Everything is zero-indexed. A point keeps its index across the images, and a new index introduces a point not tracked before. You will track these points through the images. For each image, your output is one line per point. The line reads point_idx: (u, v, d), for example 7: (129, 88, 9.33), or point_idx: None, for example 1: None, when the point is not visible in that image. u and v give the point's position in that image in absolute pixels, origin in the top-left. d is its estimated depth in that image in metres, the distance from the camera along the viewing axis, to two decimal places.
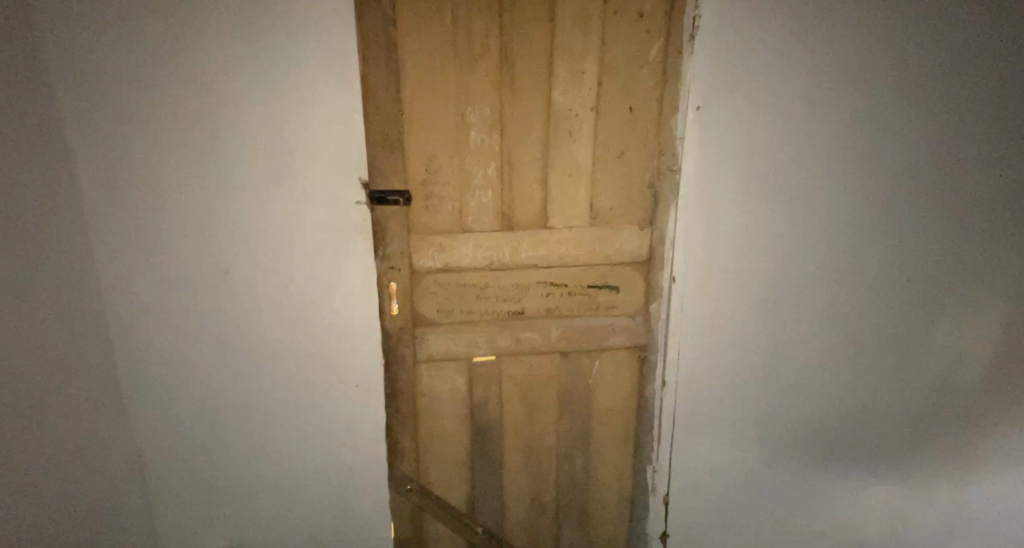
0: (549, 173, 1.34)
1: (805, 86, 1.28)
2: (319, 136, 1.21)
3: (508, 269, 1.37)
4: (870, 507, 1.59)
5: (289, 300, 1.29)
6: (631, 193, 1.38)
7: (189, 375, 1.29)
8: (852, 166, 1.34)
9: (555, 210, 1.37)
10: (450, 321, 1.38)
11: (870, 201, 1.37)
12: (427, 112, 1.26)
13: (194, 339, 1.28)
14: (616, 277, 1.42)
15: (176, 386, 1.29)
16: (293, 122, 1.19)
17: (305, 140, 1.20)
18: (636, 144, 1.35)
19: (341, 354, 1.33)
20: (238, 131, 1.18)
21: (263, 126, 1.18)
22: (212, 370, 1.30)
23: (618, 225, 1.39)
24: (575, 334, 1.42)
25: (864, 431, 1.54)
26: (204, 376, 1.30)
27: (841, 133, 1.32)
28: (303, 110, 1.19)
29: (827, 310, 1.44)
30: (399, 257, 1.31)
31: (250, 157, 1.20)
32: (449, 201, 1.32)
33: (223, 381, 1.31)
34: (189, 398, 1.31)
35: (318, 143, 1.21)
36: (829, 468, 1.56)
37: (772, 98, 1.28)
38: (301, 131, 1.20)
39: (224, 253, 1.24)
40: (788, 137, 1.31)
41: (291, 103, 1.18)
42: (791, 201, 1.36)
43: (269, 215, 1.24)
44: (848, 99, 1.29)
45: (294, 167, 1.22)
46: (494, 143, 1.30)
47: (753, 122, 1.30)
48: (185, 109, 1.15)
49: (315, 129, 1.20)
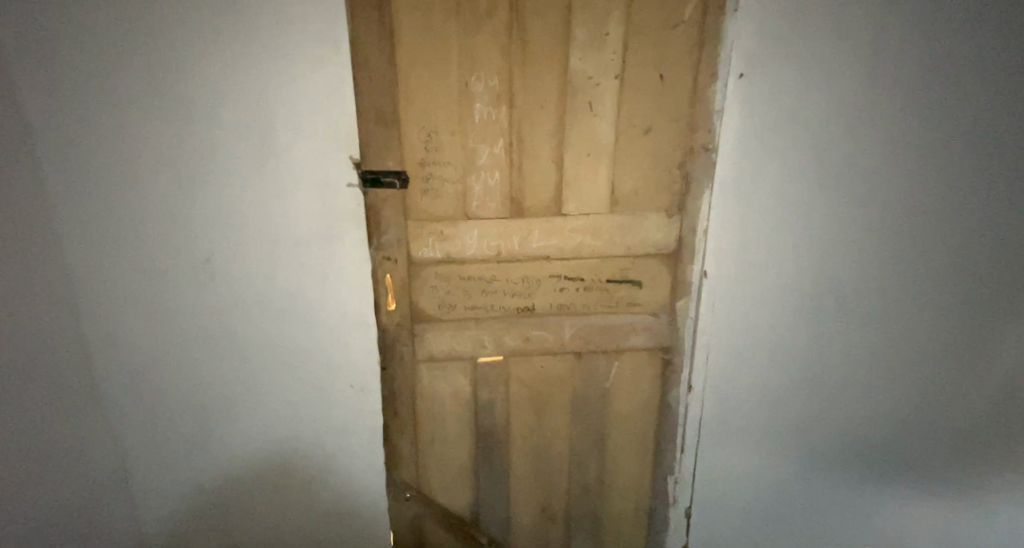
0: (564, 152, 1.18)
1: (865, 51, 1.09)
2: (306, 109, 1.07)
3: (518, 260, 1.23)
4: (920, 534, 1.40)
5: (277, 292, 1.18)
6: (657, 176, 1.22)
7: (171, 369, 1.20)
8: (916, 146, 1.16)
9: (571, 195, 1.21)
10: (452, 317, 1.24)
11: (937, 187, 1.18)
12: (426, 80, 1.09)
13: (175, 331, 1.18)
14: (637, 271, 1.27)
15: (156, 381, 1.20)
16: (275, 94, 1.05)
17: (290, 114, 1.07)
18: (663, 119, 1.18)
19: (334, 350, 1.22)
20: (214, 104, 1.05)
21: (241, 99, 1.05)
22: (195, 365, 1.20)
23: (643, 212, 1.23)
24: (590, 332, 1.28)
25: (916, 449, 1.35)
26: (187, 370, 1.20)
27: (905, 108, 1.13)
28: (286, 81, 1.05)
29: (879, 310, 1.27)
30: (396, 247, 1.18)
31: (230, 134, 1.07)
32: (451, 184, 1.17)
33: (207, 376, 1.21)
34: (172, 395, 1.21)
35: (304, 118, 1.07)
36: (874, 486, 1.38)
37: (826, 65, 1.10)
38: (284, 104, 1.06)
39: (204, 240, 1.13)
40: (842, 112, 1.13)
41: (272, 72, 1.04)
42: (844, 185, 1.18)
43: (253, 199, 1.11)
44: (916, 67, 1.10)
45: (278, 146, 1.08)
46: (503, 118, 1.14)
47: (802, 94, 1.12)
48: (156, 77, 1.02)
49: (299, 103, 1.06)
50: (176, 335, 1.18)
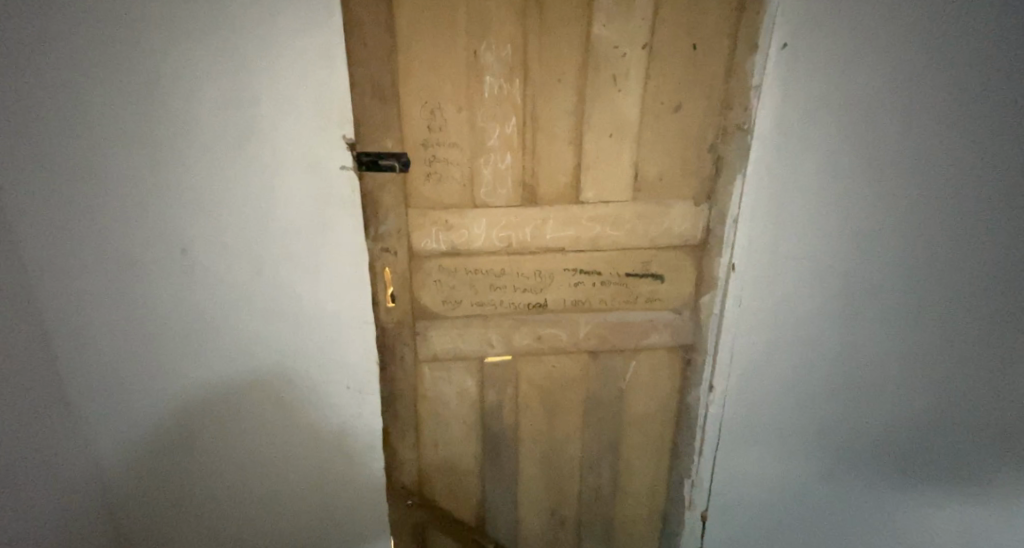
0: (584, 133, 1.06)
1: (918, 22, 0.99)
2: (293, 82, 0.94)
3: (529, 253, 1.11)
4: (946, 538, 1.33)
5: (263, 288, 1.06)
6: (684, 160, 1.10)
7: (146, 371, 1.09)
8: (966, 128, 1.06)
9: (590, 180, 1.09)
10: (457, 314, 1.13)
11: (987, 174, 1.08)
12: (430, 49, 0.97)
13: (150, 330, 1.06)
14: (659, 264, 1.16)
15: (130, 385, 1.09)
16: (257, 63, 0.92)
17: (275, 87, 0.93)
18: (694, 96, 1.06)
19: (328, 350, 1.12)
20: (187, 75, 0.91)
21: (217, 68, 0.92)
22: (174, 365, 1.09)
23: (668, 199, 1.12)
24: (607, 330, 1.17)
25: (949, 451, 1.27)
26: (165, 373, 1.09)
27: (957, 86, 1.03)
28: (268, 48, 0.91)
29: (918, 307, 1.18)
30: (396, 237, 1.06)
31: (206, 109, 0.94)
32: (457, 167, 1.05)
33: (188, 378, 1.10)
34: (149, 397, 1.10)
35: (292, 93, 0.94)
36: (902, 490, 1.30)
37: (874, 38, 1.00)
38: (268, 76, 0.93)
39: (179, 229, 1.00)
40: (889, 90, 1.03)
41: (251, 37, 0.90)
42: (885, 171, 1.09)
43: (234, 184, 0.99)
44: (971, 41, 1.00)
45: (262, 123, 0.95)
46: (516, 94, 1.01)
47: (847, 69, 1.02)
48: (117, 43, 0.88)
49: (282, 74, 0.93)
50: (151, 334, 1.06)
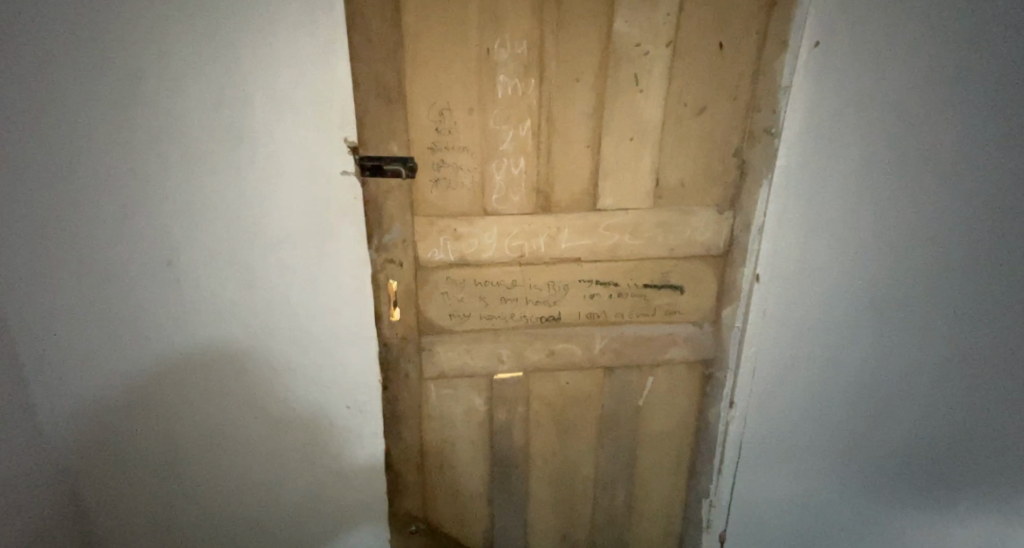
0: (602, 136, 0.99)
1: (959, 21, 0.93)
2: (291, 80, 0.88)
3: (543, 263, 1.05)
4: None
5: (257, 300, 0.99)
6: (708, 164, 1.04)
7: (131, 392, 1.01)
8: (1004, 135, 1.00)
9: (608, 186, 1.02)
10: (465, 329, 1.06)
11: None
12: (439, 46, 0.91)
13: (136, 348, 0.99)
14: (679, 274, 1.10)
15: (113, 407, 1.01)
16: (252, 60, 0.86)
17: (271, 86, 0.88)
18: (719, 97, 0.99)
19: (327, 366, 1.05)
20: (176, 72, 0.85)
21: (209, 66, 0.86)
22: (160, 385, 1.01)
23: (690, 207, 1.05)
24: (624, 345, 1.11)
25: (978, 471, 1.22)
26: (152, 393, 1.02)
27: (996, 91, 0.98)
28: (265, 45, 0.85)
29: (948, 320, 1.12)
30: (400, 248, 0.99)
31: (197, 109, 0.88)
32: (466, 173, 0.98)
33: (175, 396, 1.02)
34: (133, 418, 1.03)
35: (289, 91, 0.89)
36: (927, 510, 1.25)
37: (912, 37, 0.94)
38: (264, 73, 0.87)
39: (167, 238, 0.94)
40: (926, 92, 0.97)
41: (247, 33, 0.85)
42: (920, 178, 1.03)
43: (227, 189, 0.93)
44: (1012, 42, 0.95)
45: (257, 124, 0.90)
46: (531, 94, 0.94)
47: (884, 70, 0.96)
48: (99, 38, 0.82)
49: (281, 72, 0.87)
50: (137, 352, 0.99)
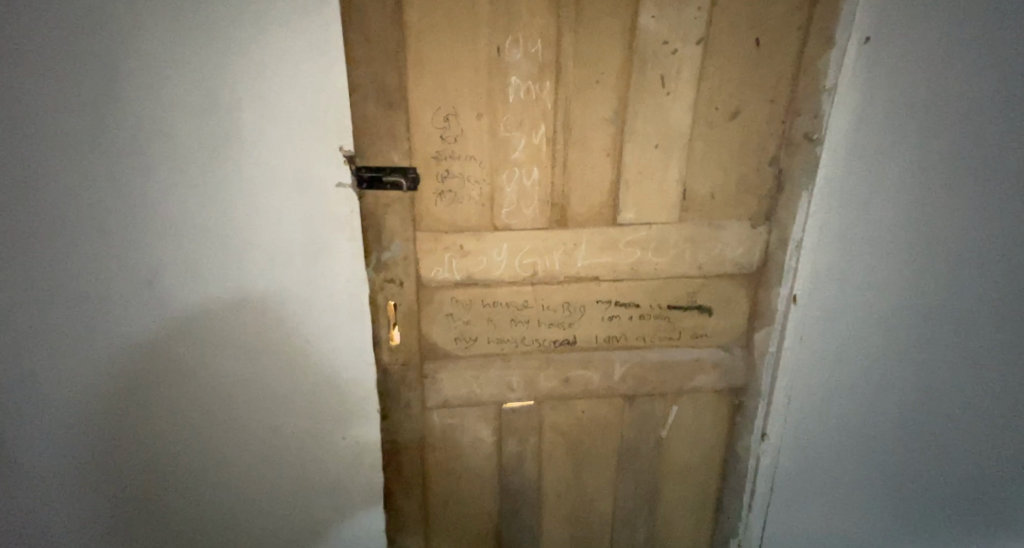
0: (625, 143, 0.89)
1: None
2: (283, 84, 0.80)
3: (558, 282, 0.96)
4: None
5: (247, 322, 0.91)
6: (741, 174, 0.94)
7: (113, 422, 0.93)
8: None
9: (630, 198, 0.92)
10: (472, 354, 0.97)
11: None
12: (446, 45, 0.82)
13: (117, 375, 0.91)
14: (707, 295, 1.00)
15: (92, 437, 0.94)
16: (239, 63, 0.78)
17: (261, 90, 0.80)
18: (755, 99, 0.89)
19: (324, 393, 0.96)
20: (156, 74, 0.77)
21: (192, 69, 0.78)
22: (145, 413, 0.94)
23: (721, 220, 0.95)
24: (646, 372, 1.01)
25: None
26: (134, 421, 0.94)
27: None
28: (253, 46, 0.78)
29: (1008, 347, 1.01)
30: (401, 266, 0.90)
31: (180, 116, 0.80)
32: (474, 184, 0.89)
33: (160, 425, 0.95)
34: (114, 449, 0.95)
35: (281, 96, 0.81)
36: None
37: (975, 32, 0.83)
38: (253, 76, 0.79)
39: (149, 256, 0.86)
40: (989, 94, 0.87)
41: (233, 33, 0.77)
42: (980, 189, 0.92)
43: (213, 202, 0.85)
44: None
45: (247, 132, 0.82)
46: (545, 97, 0.85)
47: (942, 69, 0.85)
48: (71, 37, 0.74)
49: (270, 76, 0.80)
50: (119, 380, 0.91)
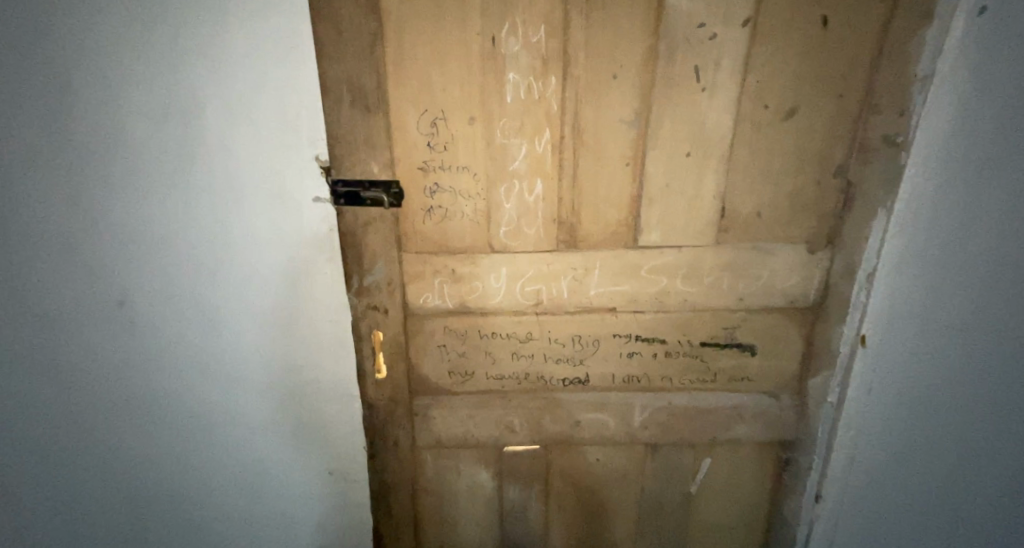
0: (649, 151, 0.73)
1: None
2: (247, 87, 0.70)
3: (567, 313, 0.82)
4: None
5: (223, 350, 0.83)
6: (799, 188, 0.75)
7: (81, 456, 0.86)
8: None
9: (654, 216, 0.77)
10: (468, 391, 0.86)
11: None
12: (430, 36, 0.68)
13: (83, 406, 0.84)
14: (749, 332, 0.83)
15: (63, 472, 0.87)
16: (199, 65, 0.69)
17: (223, 95, 0.71)
18: (819, 94, 0.71)
19: (307, 426, 0.88)
20: (111, 79, 0.69)
21: (148, 73, 0.69)
22: (114, 446, 0.86)
23: (769, 244, 0.78)
24: (672, 418, 0.87)
25: None
26: (109, 457, 0.87)
27: None
28: (214, 45, 0.68)
29: None
30: (384, 293, 0.79)
31: (139, 125, 0.71)
32: (467, 200, 0.76)
33: (133, 459, 0.87)
34: (85, 485, 0.88)
35: (246, 101, 0.71)
36: None
37: None
38: (215, 80, 0.70)
39: (113, 278, 0.78)
40: None
41: (190, 30, 0.67)
42: None
43: (178, 222, 0.76)
44: None
45: (211, 143, 0.73)
46: (550, 97, 0.71)
47: None
48: (20, 41, 0.67)
49: (233, 78, 0.70)
50: (86, 411, 0.84)
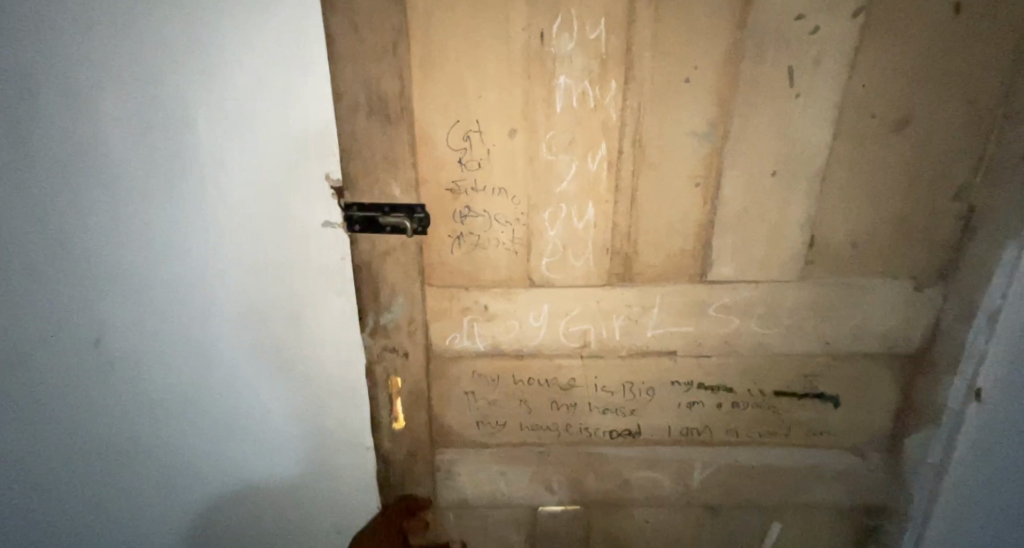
0: (725, 169, 0.61)
1: None
2: (245, 93, 0.59)
3: (619, 358, 0.70)
4: None
5: (219, 393, 0.73)
6: (904, 214, 0.62)
7: (60, 509, 0.76)
8: None
9: (728, 247, 0.64)
10: (500, 443, 0.74)
11: None
12: (465, 34, 0.57)
13: (60, 454, 0.73)
14: (834, 381, 0.70)
15: (40, 527, 0.77)
16: (187, 67, 0.58)
17: (215, 103, 0.59)
18: (939, 102, 0.58)
19: (317, 477, 0.77)
20: (82, 85, 0.58)
21: (126, 75, 0.58)
22: (98, 498, 0.76)
23: (866, 281, 0.65)
24: (738, 479, 0.74)
25: None
26: (96, 508, 0.77)
27: None
28: (204, 42, 0.57)
29: None
30: (405, 333, 0.69)
31: (117, 139, 0.61)
32: (503, 225, 0.65)
33: (119, 511, 0.77)
34: (66, 538, 0.78)
35: (241, 111, 0.60)
36: None
37: None
38: (204, 86, 0.59)
39: (92, 312, 0.67)
40: None
41: (176, 24, 0.56)
42: None
43: (166, 249, 0.65)
44: None
45: (202, 159, 0.62)
46: (609, 105, 0.59)
47: None
48: None
49: (227, 82, 0.58)
50: (64, 460, 0.74)
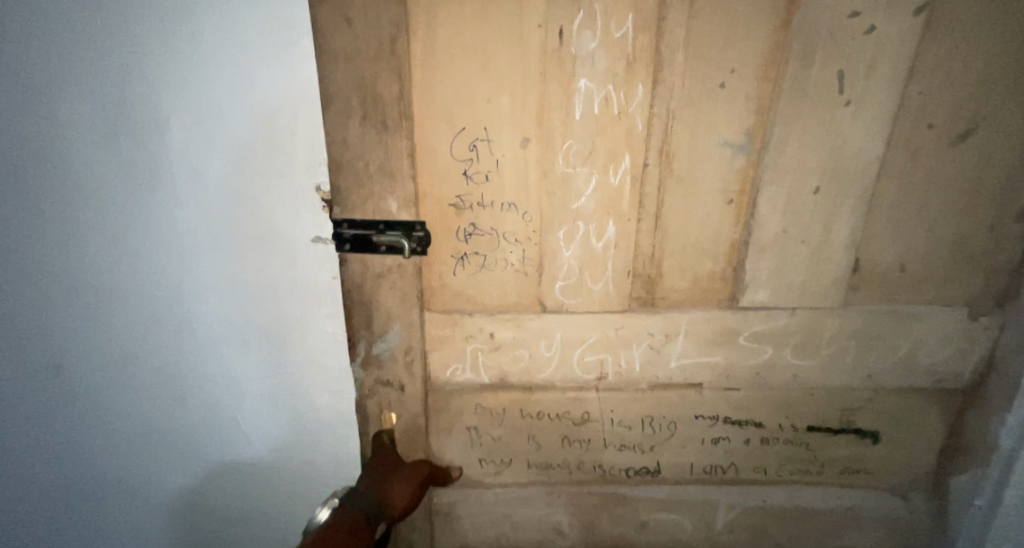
0: (764, 185, 0.54)
1: None
2: (223, 93, 0.52)
3: (639, 391, 0.63)
4: None
5: (199, 420, 0.67)
6: (960, 236, 0.56)
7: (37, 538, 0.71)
8: None
9: (764, 271, 0.57)
10: (506, 482, 0.68)
11: None
12: (473, 30, 0.50)
13: (31, 482, 0.68)
14: (873, 415, 0.64)
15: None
16: (157, 63, 0.51)
17: (189, 101, 0.52)
18: (1005, 114, 0.51)
19: (302, 503, 0.72)
20: (42, 78, 0.51)
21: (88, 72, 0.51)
22: (73, 525, 0.71)
23: (913, 309, 0.59)
24: (766, 522, 0.68)
25: None
26: (62, 534, 0.72)
27: None
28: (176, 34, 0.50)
29: None
30: (401, 364, 0.62)
31: (78, 138, 0.53)
32: (513, 245, 0.58)
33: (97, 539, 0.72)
34: None
35: (221, 111, 0.53)
36: None
37: None
38: (178, 84, 0.51)
39: (58, 335, 0.61)
40: None
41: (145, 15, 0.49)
42: None
43: (136, 266, 0.59)
44: None
45: (173, 166, 0.55)
46: (635, 112, 0.52)
47: None
48: None
49: (203, 81, 0.51)
50: (36, 487, 0.69)
